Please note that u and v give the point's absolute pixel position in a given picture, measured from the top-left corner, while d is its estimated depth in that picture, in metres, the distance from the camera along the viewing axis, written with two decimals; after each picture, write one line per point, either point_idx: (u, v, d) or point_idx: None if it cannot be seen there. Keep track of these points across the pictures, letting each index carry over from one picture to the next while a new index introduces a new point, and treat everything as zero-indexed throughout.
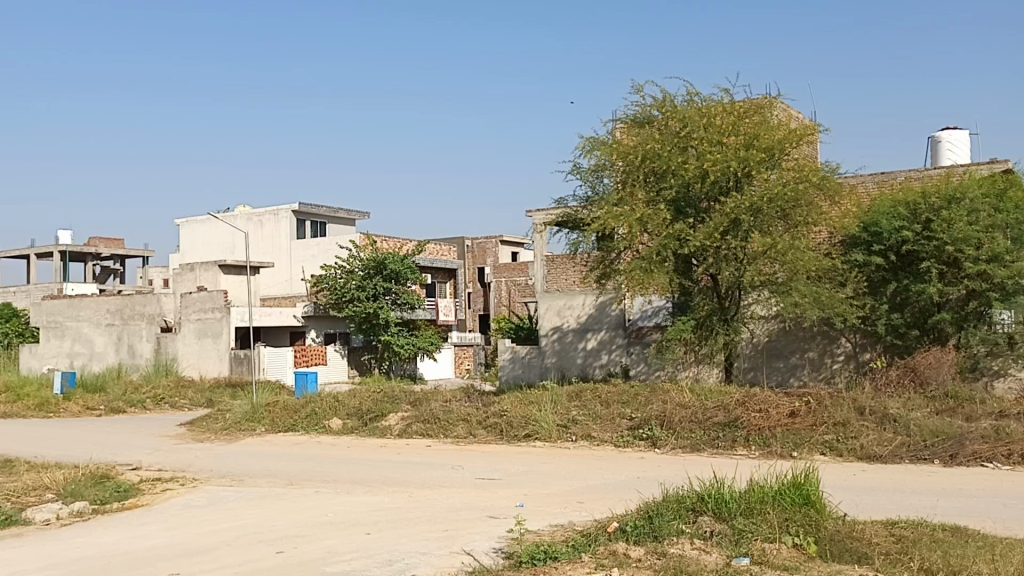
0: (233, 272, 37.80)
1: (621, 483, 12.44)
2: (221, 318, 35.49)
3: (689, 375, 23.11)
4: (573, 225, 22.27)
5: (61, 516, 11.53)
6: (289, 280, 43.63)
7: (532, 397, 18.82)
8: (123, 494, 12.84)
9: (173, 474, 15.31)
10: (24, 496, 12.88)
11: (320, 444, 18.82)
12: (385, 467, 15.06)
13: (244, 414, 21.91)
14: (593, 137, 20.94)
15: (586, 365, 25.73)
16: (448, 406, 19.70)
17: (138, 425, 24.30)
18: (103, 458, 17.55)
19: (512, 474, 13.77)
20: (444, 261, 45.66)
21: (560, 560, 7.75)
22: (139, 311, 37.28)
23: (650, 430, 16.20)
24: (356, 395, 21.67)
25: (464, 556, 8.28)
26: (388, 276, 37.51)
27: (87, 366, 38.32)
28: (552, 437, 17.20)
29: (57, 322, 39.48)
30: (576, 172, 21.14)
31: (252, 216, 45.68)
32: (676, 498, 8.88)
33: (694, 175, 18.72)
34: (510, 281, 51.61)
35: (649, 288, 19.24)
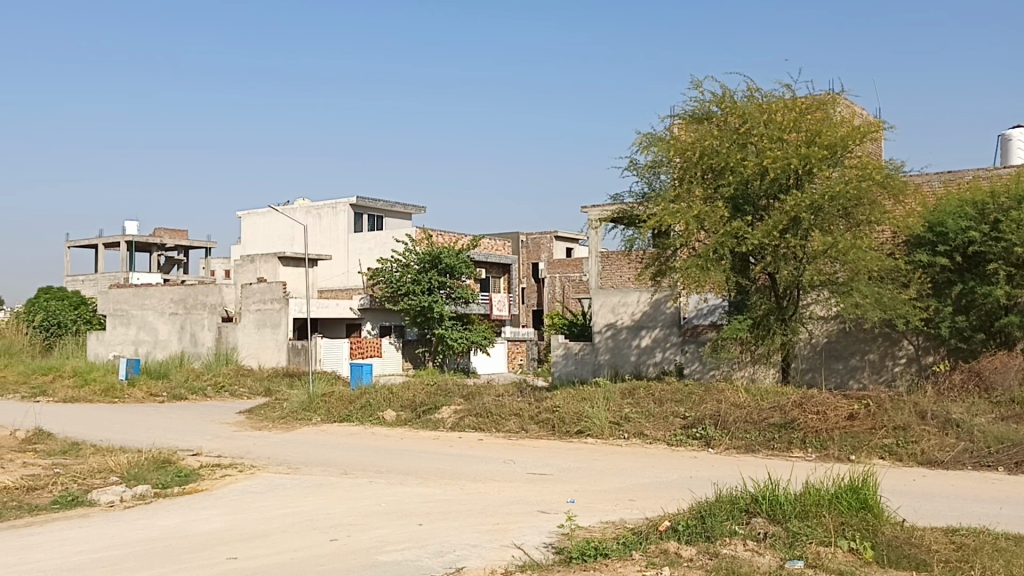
0: (292, 264, 38.47)
1: (674, 482, 12.37)
2: (280, 309, 36.13)
3: (744, 375, 22.85)
4: (629, 222, 22.17)
5: (124, 498, 11.89)
6: (346, 272, 44.22)
7: (585, 394, 18.78)
8: (184, 478, 13.20)
9: (231, 460, 15.66)
10: (90, 478, 13.31)
11: (373, 435, 19.07)
12: (437, 460, 15.20)
13: (300, 404, 22.30)
14: (650, 132, 20.81)
15: (639, 363, 25.59)
16: (501, 400, 19.76)
17: (199, 411, 24.92)
18: (165, 443, 18.04)
19: (564, 469, 13.79)
20: (499, 256, 45.83)
21: (610, 557, 7.74)
22: (201, 301, 38.15)
23: (703, 430, 16.05)
24: (410, 388, 21.88)
25: (515, 550, 8.33)
26: (443, 271, 37.77)
27: (151, 353, 39.37)
28: (604, 434, 17.14)
29: (123, 310, 40.63)
30: (633, 168, 21.02)
31: (311, 209, 46.40)
32: (729, 498, 8.79)
33: (753, 172, 18.41)
34: (565, 277, 51.57)
35: (705, 287, 19.04)
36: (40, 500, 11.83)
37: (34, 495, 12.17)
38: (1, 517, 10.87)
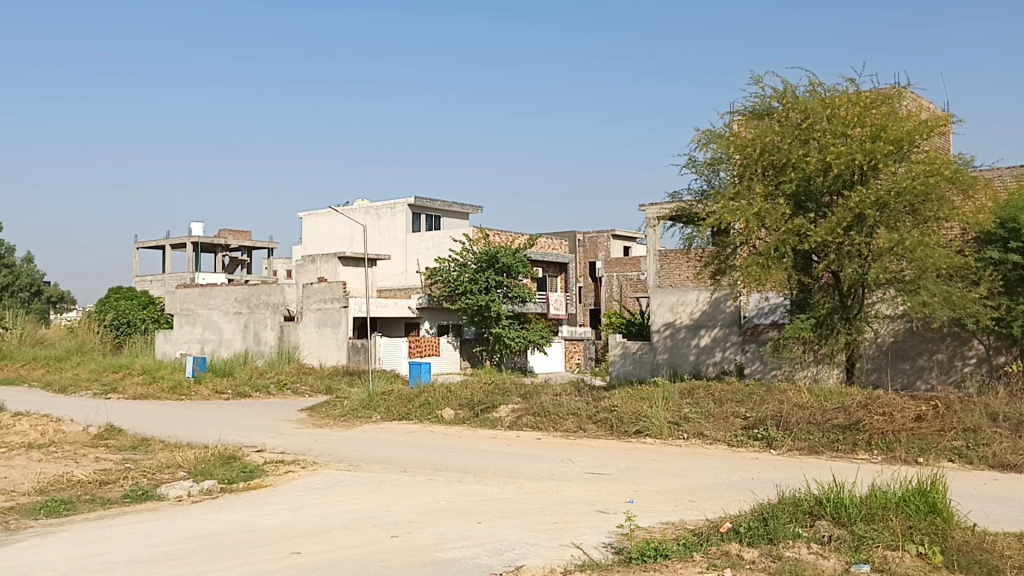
0: (352, 264, 38.99)
1: (735, 483, 12.21)
2: (340, 308, 36.65)
3: (807, 374, 22.48)
4: (687, 220, 21.97)
5: (192, 493, 12.19)
6: (404, 272, 44.64)
7: (643, 393, 18.66)
8: (249, 474, 13.49)
9: (295, 457, 15.95)
10: (159, 473, 13.69)
11: (432, 433, 19.22)
12: (496, 459, 15.24)
13: (361, 402, 22.60)
14: (709, 129, 20.58)
15: (698, 362, 25.30)
16: (558, 399, 19.74)
17: (263, 409, 25.45)
18: (231, 440, 18.46)
19: (623, 469, 13.73)
20: (556, 255, 45.78)
21: (671, 558, 7.68)
22: (264, 301, 38.92)
23: (765, 430, 15.81)
24: (468, 387, 22.02)
25: (574, 550, 8.31)
26: (500, 270, 37.87)
27: (217, 351, 40.29)
28: (663, 434, 17.00)
29: (190, 309, 41.65)
30: (691, 165, 20.81)
31: (370, 210, 46.94)
32: (792, 500, 8.65)
33: (815, 169, 18.05)
34: (623, 276, 51.29)
35: (766, 285, 18.75)
36: (111, 494, 12.21)
37: (106, 489, 12.56)
38: (75, 510, 11.25)
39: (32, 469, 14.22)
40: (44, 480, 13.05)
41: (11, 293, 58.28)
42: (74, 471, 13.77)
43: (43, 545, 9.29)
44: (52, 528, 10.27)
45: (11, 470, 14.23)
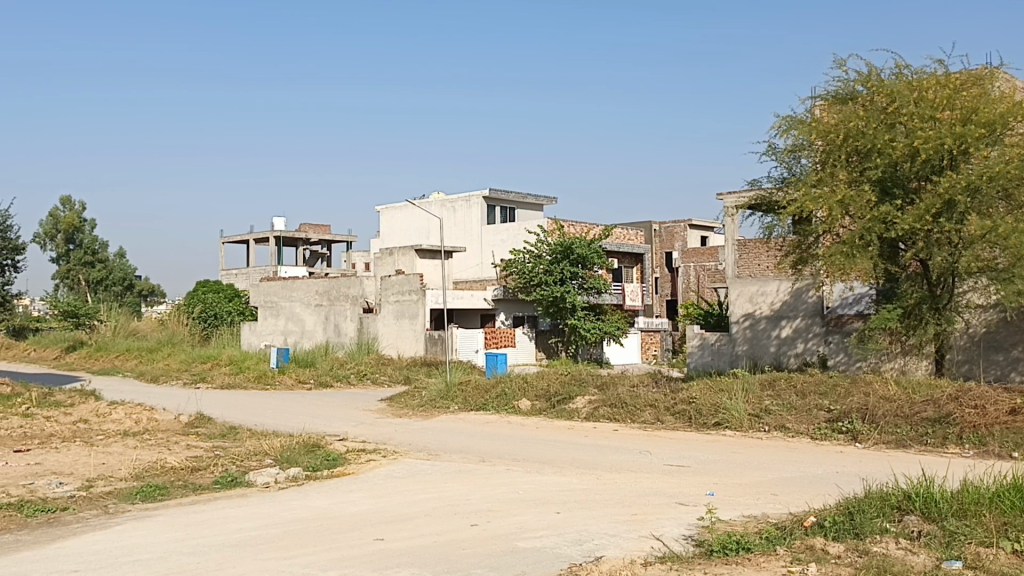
0: (429, 256, 39.49)
1: (821, 477, 11.95)
2: (418, 300, 37.11)
3: (895, 367, 21.93)
4: (766, 208, 21.58)
5: (278, 480, 12.55)
6: (480, 264, 44.95)
7: (723, 385, 18.43)
8: (332, 462, 13.83)
9: (376, 445, 16.30)
10: (247, 460, 14.14)
11: (509, 424, 19.35)
12: (573, 449, 15.28)
13: (438, 393, 22.89)
14: (790, 115, 20.16)
15: (779, 354, 24.82)
16: (635, 391, 19.66)
17: (345, 399, 25.99)
18: (314, 428, 18.94)
19: (702, 461, 13.58)
20: (631, 245, 45.48)
21: (753, 552, 7.58)
22: (344, 293, 39.67)
23: (850, 424, 15.45)
24: (544, 377, 22.11)
25: (654, 542, 8.28)
26: (575, 261, 37.83)
27: (299, 342, 41.25)
28: (743, 427, 16.75)
29: (273, 301, 42.73)
30: (771, 152, 20.42)
31: (446, 202, 47.38)
32: (880, 494, 8.45)
33: (902, 154, 17.46)
34: (700, 266, 50.60)
35: (851, 274, 18.30)
36: (203, 480, 12.68)
37: (197, 475, 13.03)
38: (169, 495, 11.70)
39: (129, 455, 14.88)
40: (140, 466, 13.61)
41: (105, 286, 60.72)
42: (167, 458, 14.30)
43: (141, 529, 9.70)
44: (149, 512, 10.72)
45: (109, 456, 14.90)
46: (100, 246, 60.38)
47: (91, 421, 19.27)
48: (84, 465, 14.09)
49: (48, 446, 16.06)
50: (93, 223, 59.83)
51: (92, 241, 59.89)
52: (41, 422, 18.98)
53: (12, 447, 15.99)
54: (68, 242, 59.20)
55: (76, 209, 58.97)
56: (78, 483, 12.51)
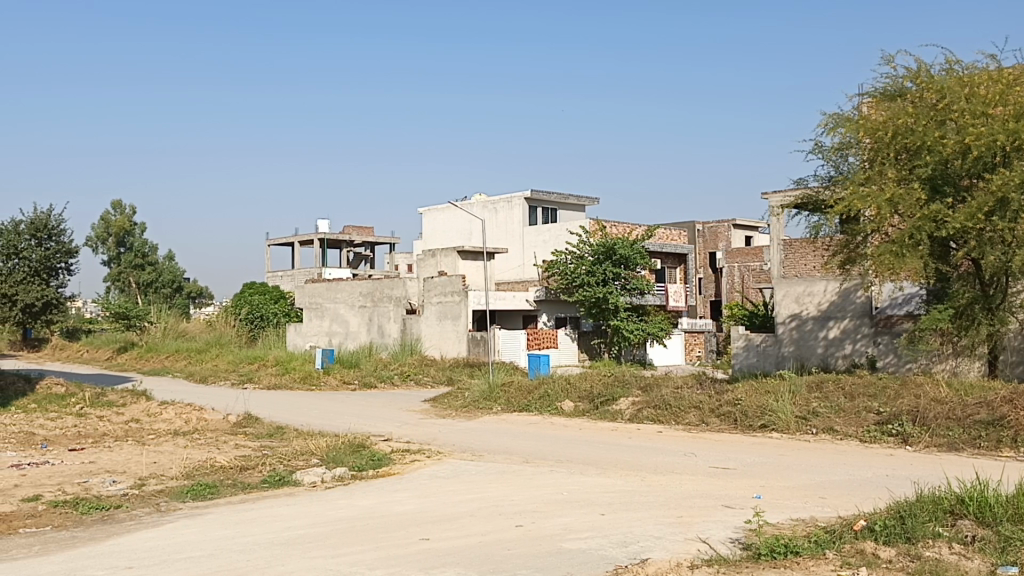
0: (471, 257, 39.66)
1: (870, 480, 11.76)
2: (460, 301, 37.26)
3: (946, 368, 21.49)
4: (813, 207, 21.30)
5: (325, 479, 12.70)
6: (522, 265, 44.99)
7: (769, 386, 18.24)
8: (377, 461, 13.96)
9: (420, 446, 16.40)
10: (294, 459, 14.34)
11: (552, 424, 19.36)
12: (617, 450, 15.27)
13: (481, 394, 22.96)
14: (837, 112, 19.86)
15: (827, 355, 24.46)
16: (680, 392, 19.51)
17: (389, 399, 26.21)
18: (359, 428, 19.14)
19: (748, 464, 13.47)
20: (675, 246, 45.19)
21: (801, 555, 7.48)
22: (387, 294, 39.99)
23: (900, 426, 15.16)
24: (587, 378, 22.07)
25: (700, 544, 8.22)
26: (618, 261, 37.70)
27: (343, 343, 41.65)
28: (790, 428, 16.53)
29: (318, 302, 43.20)
30: (818, 151, 20.16)
31: (488, 203, 47.50)
32: (931, 498, 8.30)
33: (953, 151, 17.08)
34: (745, 266, 50.05)
35: (901, 274, 18.00)
36: (251, 479, 12.87)
37: (246, 474, 13.25)
38: (219, 494, 11.91)
39: (179, 454, 15.18)
40: (190, 465, 13.87)
41: (154, 288, 61.92)
42: (217, 457, 14.55)
43: (192, 526, 9.88)
44: (200, 510, 10.93)
45: (160, 455, 15.21)
46: (149, 248, 61.70)
47: (142, 421, 19.70)
48: (137, 463, 14.42)
49: (102, 445, 16.45)
50: (143, 226, 61.25)
51: (142, 244, 61.28)
52: (95, 422, 19.44)
53: (67, 446, 16.42)
54: (118, 245, 60.70)
55: (127, 213, 60.51)
56: (132, 481, 12.81)
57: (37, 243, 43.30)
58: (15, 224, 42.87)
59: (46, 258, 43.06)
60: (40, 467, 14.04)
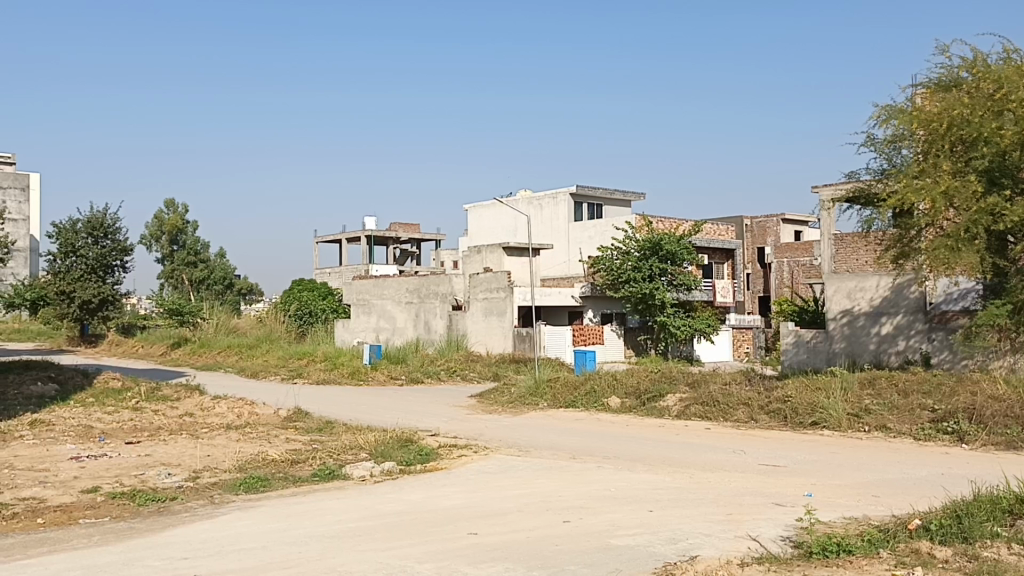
0: (516, 254, 39.70)
1: (924, 478, 11.53)
2: (506, 297, 37.34)
3: (1003, 364, 20.85)
4: (865, 200, 20.91)
5: (374, 473, 12.84)
6: (567, 261, 44.91)
7: (820, 383, 17.96)
8: (425, 456, 14.06)
9: (467, 441, 16.48)
10: (343, 454, 14.52)
11: (599, 421, 19.32)
12: (664, 447, 15.17)
13: (527, 390, 23.00)
14: (889, 104, 19.50)
15: (880, 352, 24.01)
16: (727, 389, 19.31)
17: (435, 395, 26.37)
18: (407, 424, 19.30)
19: (799, 462, 13.28)
20: (722, 241, 44.72)
21: (854, 554, 7.37)
22: (434, 290, 40.23)
23: (956, 424, 14.83)
24: (634, 374, 21.96)
25: (751, 542, 8.14)
26: (664, 257, 37.39)
27: (390, 339, 41.98)
28: (841, 426, 16.26)
29: (365, 299, 43.59)
30: (870, 144, 19.79)
31: (533, 200, 47.52)
32: (989, 498, 8.12)
33: (1011, 143, 16.56)
34: (794, 260, 49.25)
35: (956, 270, 17.63)
36: (302, 472, 13.06)
37: (297, 468, 13.44)
38: (271, 487, 12.10)
39: (232, 448, 15.45)
40: (243, 458, 14.11)
41: (207, 286, 63.06)
42: (269, 451, 14.80)
43: (246, 519, 10.05)
44: (253, 503, 11.13)
45: (213, 448, 15.49)
46: (202, 247, 62.91)
47: (195, 415, 20.09)
48: (191, 456, 14.72)
49: (157, 438, 16.82)
50: (195, 225, 62.51)
51: (194, 241, 62.50)
52: (150, 416, 19.90)
53: (124, 439, 16.81)
54: (172, 243, 62.03)
55: (180, 212, 61.80)
56: (186, 473, 13.08)
57: (94, 241, 44.68)
58: (72, 223, 44.33)
59: (102, 256, 44.38)
60: (98, 459, 14.39)
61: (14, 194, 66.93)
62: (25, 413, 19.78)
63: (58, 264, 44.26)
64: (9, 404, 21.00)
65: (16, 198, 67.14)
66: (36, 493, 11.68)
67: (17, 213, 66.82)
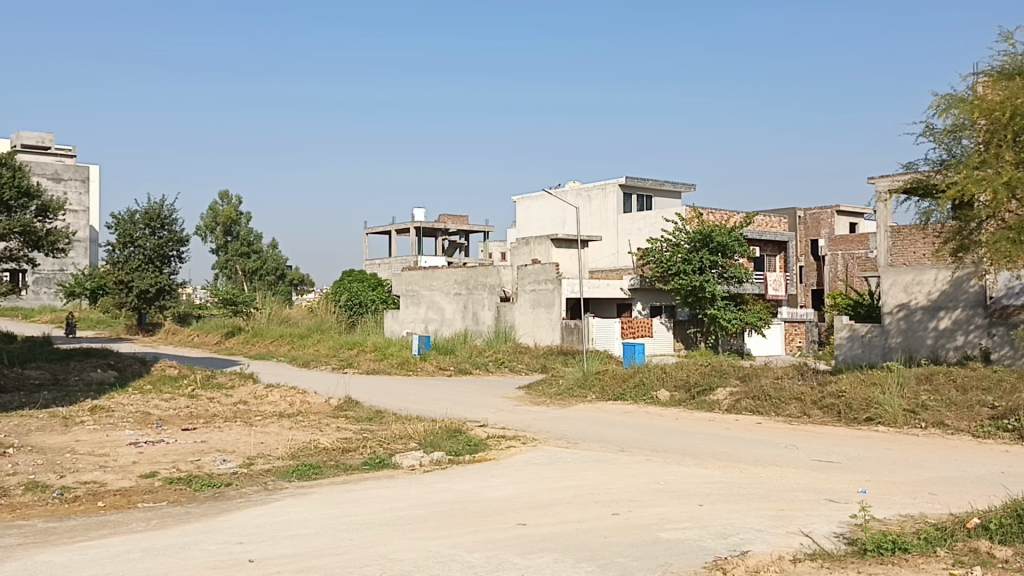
0: (565, 245, 39.60)
1: (982, 477, 11.24)
2: (554, 289, 37.31)
3: None
4: (924, 191, 20.41)
5: (423, 463, 12.95)
6: (616, 253, 44.68)
7: (875, 378, 17.65)
8: (474, 447, 14.13)
9: (515, 432, 16.54)
10: (393, 443, 14.67)
11: (648, 414, 19.19)
12: (713, 441, 15.04)
13: (576, 381, 23.00)
14: (950, 93, 18.99)
15: (937, 347, 23.48)
16: (779, 383, 19.08)
17: (484, 386, 26.46)
18: (456, 414, 19.49)
19: (852, 458, 13.04)
20: (775, 233, 44.04)
21: (911, 552, 7.23)
22: (482, 282, 40.38)
23: (1017, 422, 14.42)
24: (684, 367, 21.75)
25: (803, 538, 8.03)
26: (715, 249, 36.94)
27: (439, 330, 42.23)
28: (897, 422, 15.94)
29: (414, 290, 43.88)
30: (928, 134, 19.31)
31: (581, 191, 47.35)
32: None
33: None
34: (849, 254, 48.43)
35: (1018, 263, 17.15)
36: (353, 461, 13.23)
37: (348, 456, 13.63)
38: (323, 475, 12.27)
39: (285, 436, 15.70)
40: (295, 446, 14.34)
41: (259, 276, 64.03)
42: (320, 438, 15.03)
43: (300, 505, 10.24)
44: (305, 490, 11.31)
45: (267, 436, 15.76)
46: (255, 238, 63.92)
47: (249, 403, 20.48)
48: (245, 443, 15.01)
49: (212, 425, 17.17)
50: (248, 216, 63.57)
51: (247, 232, 63.61)
52: (205, 403, 20.36)
53: (181, 426, 17.19)
54: (226, 235, 63.17)
55: (234, 203, 62.96)
56: (241, 460, 13.34)
57: (151, 232, 45.68)
58: (130, 213, 45.35)
59: (159, 246, 45.42)
60: (156, 445, 14.74)
61: (74, 185, 68.59)
62: (86, 399, 20.32)
63: (117, 254, 45.33)
64: (72, 390, 21.58)
65: (76, 190, 68.83)
66: (97, 477, 12.03)
67: (77, 204, 68.52)
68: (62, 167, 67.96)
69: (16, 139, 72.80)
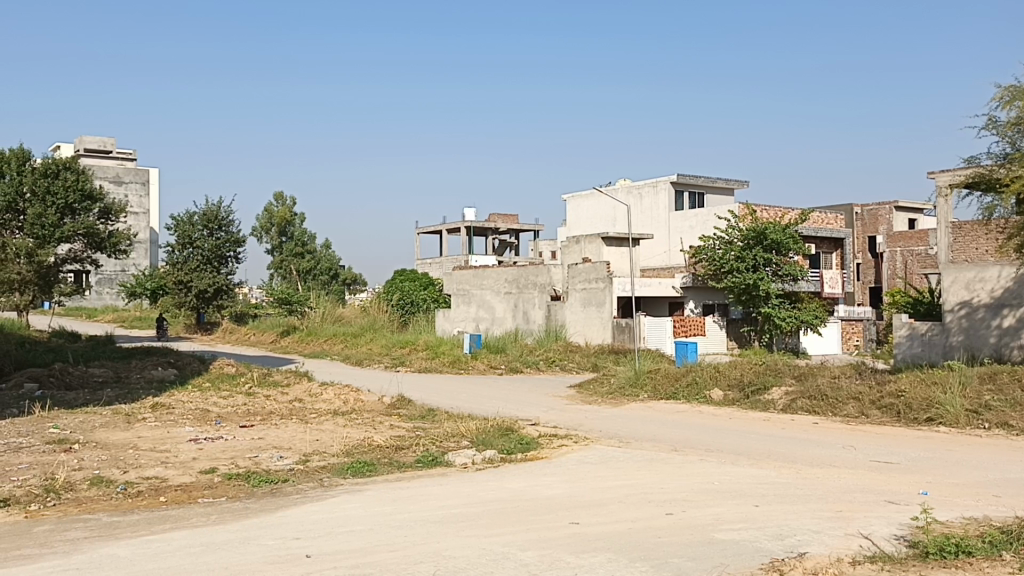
0: (615, 244, 39.42)
1: None
2: (605, 287, 37.16)
3: None
4: (986, 186, 19.81)
5: (476, 461, 13.01)
6: (667, 251, 44.31)
7: (936, 376, 17.27)
8: (526, 446, 14.14)
9: (567, 431, 16.52)
10: (446, 441, 14.77)
11: (700, 414, 19.00)
12: (769, 442, 14.82)
13: (628, 380, 22.87)
14: (1015, 84, 18.40)
15: (1000, 345, 22.84)
16: (836, 382, 18.76)
17: (535, 385, 26.47)
18: (508, 413, 19.55)
19: (912, 459, 12.73)
20: (830, 230, 43.27)
21: (975, 556, 7.05)
22: (532, 281, 40.37)
23: None
24: (737, 365, 21.53)
25: (862, 540, 7.88)
26: (769, 247, 36.41)
27: (490, 329, 42.33)
28: (959, 422, 15.55)
29: (465, 289, 44.09)
30: (991, 126, 18.78)
31: (632, 189, 47.05)
32: None
33: None
34: (907, 250, 47.46)
35: None
36: (406, 458, 13.36)
37: (401, 453, 13.76)
38: (377, 472, 12.40)
39: (338, 433, 15.88)
40: (349, 444, 14.50)
41: (313, 276, 64.95)
42: (374, 436, 15.20)
43: (354, 502, 10.35)
44: (359, 487, 11.43)
45: (321, 433, 15.97)
46: (309, 238, 64.83)
47: (304, 401, 20.78)
48: (300, 440, 15.24)
49: (268, 422, 17.46)
50: (302, 216, 64.52)
51: (302, 233, 64.57)
52: (262, 401, 20.71)
53: (238, 423, 17.53)
54: (281, 235, 64.20)
55: (289, 204, 63.95)
56: (297, 457, 13.54)
57: (209, 233, 46.62)
58: (189, 215, 46.33)
59: (217, 247, 46.36)
60: (214, 442, 15.06)
61: (135, 188, 70.30)
62: (147, 397, 20.84)
63: (176, 255, 46.31)
64: (134, 388, 22.18)
65: (137, 192, 70.51)
66: (158, 472, 12.31)
67: (138, 206, 70.22)
68: (123, 170, 69.71)
69: (80, 143, 74.80)
